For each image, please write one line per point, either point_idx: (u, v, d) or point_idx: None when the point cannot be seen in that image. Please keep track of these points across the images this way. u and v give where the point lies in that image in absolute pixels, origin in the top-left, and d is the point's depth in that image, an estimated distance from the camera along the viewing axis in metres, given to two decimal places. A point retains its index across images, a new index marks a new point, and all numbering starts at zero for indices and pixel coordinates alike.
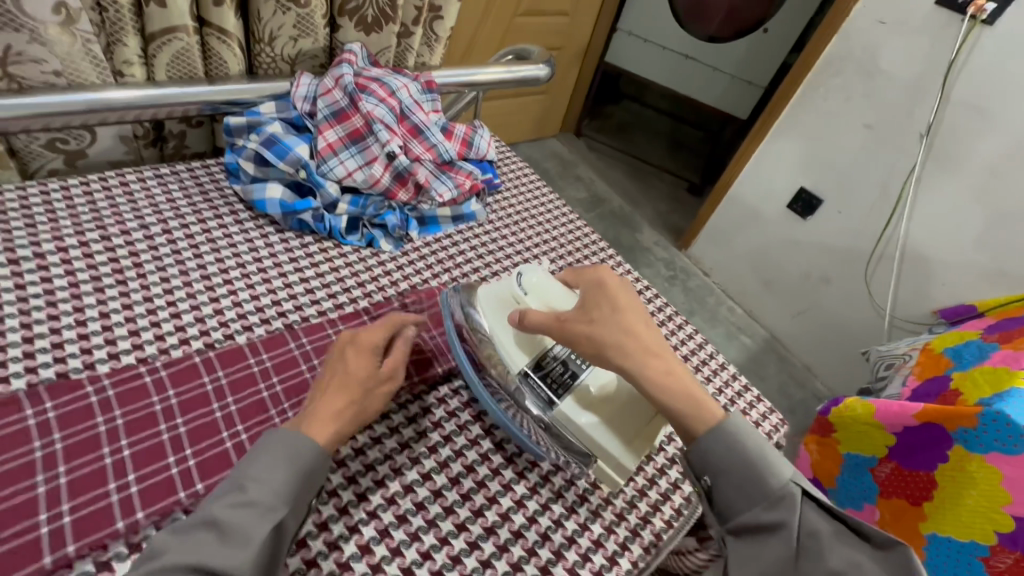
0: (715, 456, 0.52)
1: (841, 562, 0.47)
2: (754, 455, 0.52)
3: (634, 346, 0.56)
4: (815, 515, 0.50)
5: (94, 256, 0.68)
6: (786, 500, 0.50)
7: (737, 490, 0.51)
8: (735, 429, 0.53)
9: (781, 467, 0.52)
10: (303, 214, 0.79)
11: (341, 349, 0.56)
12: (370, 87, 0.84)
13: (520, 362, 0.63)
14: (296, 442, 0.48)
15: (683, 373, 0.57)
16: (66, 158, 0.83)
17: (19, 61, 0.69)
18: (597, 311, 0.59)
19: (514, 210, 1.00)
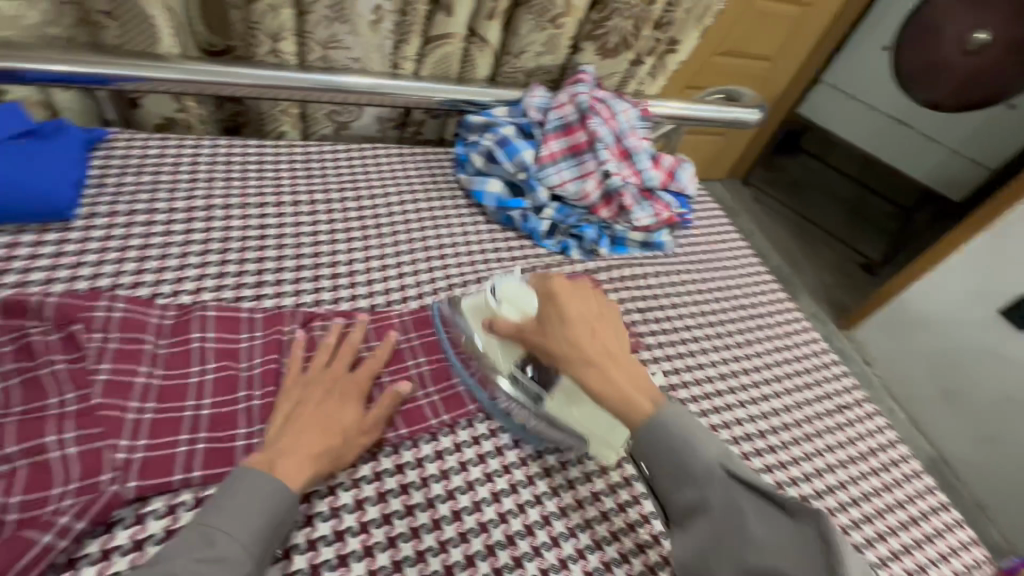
0: (643, 445, 0.51)
1: (771, 535, 0.44)
2: (679, 441, 0.50)
3: (580, 352, 0.55)
4: (755, 500, 0.46)
5: (349, 213, 0.81)
6: (714, 480, 0.47)
7: (668, 475, 0.49)
8: (666, 414, 0.51)
9: (704, 448, 0.49)
10: (513, 212, 0.85)
11: (321, 393, 0.56)
12: (599, 107, 0.88)
13: (507, 365, 0.63)
14: (261, 487, 0.47)
15: (628, 375, 0.55)
16: (335, 127, 1.00)
17: (336, 47, 0.86)
18: (547, 320, 0.59)
19: (702, 249, 0.97)
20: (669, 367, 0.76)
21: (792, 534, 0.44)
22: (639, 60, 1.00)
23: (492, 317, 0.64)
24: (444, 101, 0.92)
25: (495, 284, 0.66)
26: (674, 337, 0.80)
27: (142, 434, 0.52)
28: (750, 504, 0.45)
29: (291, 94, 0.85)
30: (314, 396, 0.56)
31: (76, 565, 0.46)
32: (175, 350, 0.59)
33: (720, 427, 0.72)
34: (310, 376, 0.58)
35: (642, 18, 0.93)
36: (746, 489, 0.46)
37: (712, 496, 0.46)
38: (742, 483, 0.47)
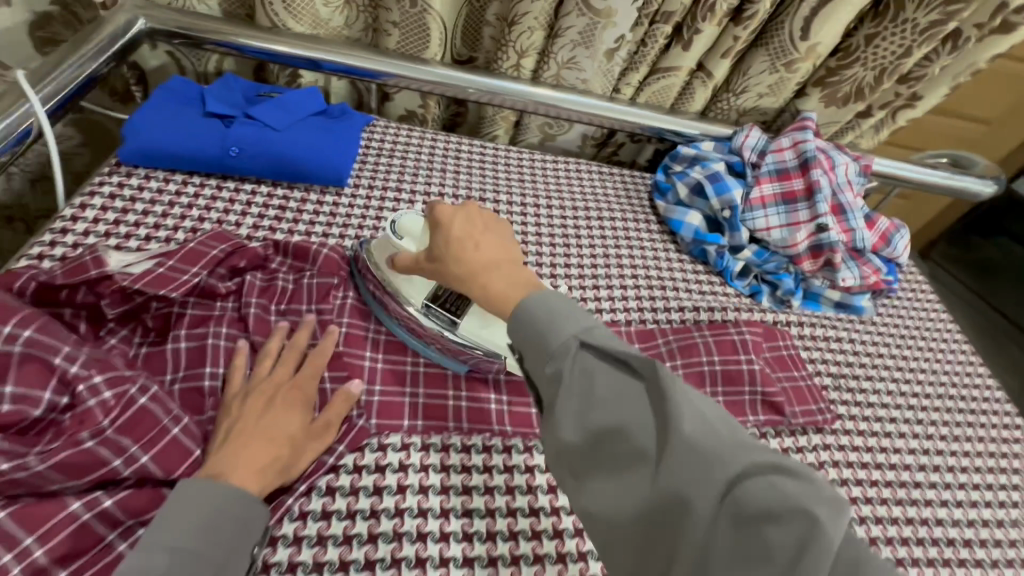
0: (514, 330, 0.42)
1: (617, 395, 0.37)
2: (541, 315, 0.41)
3: (458, 268, 0.49)
4: (603, 364, 0.38)
5: (554, 222, 0.88)
6: (571, 354, 0.39)
7: (529, 349, 0.41)
8: (546, 294, 0.43)
9: (565, 318, 0.40)
10: (709, 246, 0.85)
11: (268, 400, 0.52)
12: (822, 157, 0.85)
13: (419, 297, 0.61)
14: (213, 492, 0.43)
15: (505, 278, 0.46)
16: (542, 137, 1.06)
17: (569, 67, 0.92)
18: (440, 245, 0.51)
19: (906, 322, 0.89)
20: (860, 441, 0.71)
21: (642, 395, 0.37)
22: (869, 111, 0.94)
23: (394, 253, 0.62)
24: (651, 128, 0.94)
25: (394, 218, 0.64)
26: (868, 412, 0.75)
27: (378, 381, 0.60)
28: (593, 363, 0.38)
29: (518, 103, 0.92)
30: (254, 410, 0.51)
31: (338, 470, 0.54)
32: None
33: (917, 521, 0.65)
34: (254, 382, 0.54)
35: (889, 69, 0.86)
36: (599, 354, 0.39)
37: (567, 371, 0.38)
38: (600, 351, 0.39)
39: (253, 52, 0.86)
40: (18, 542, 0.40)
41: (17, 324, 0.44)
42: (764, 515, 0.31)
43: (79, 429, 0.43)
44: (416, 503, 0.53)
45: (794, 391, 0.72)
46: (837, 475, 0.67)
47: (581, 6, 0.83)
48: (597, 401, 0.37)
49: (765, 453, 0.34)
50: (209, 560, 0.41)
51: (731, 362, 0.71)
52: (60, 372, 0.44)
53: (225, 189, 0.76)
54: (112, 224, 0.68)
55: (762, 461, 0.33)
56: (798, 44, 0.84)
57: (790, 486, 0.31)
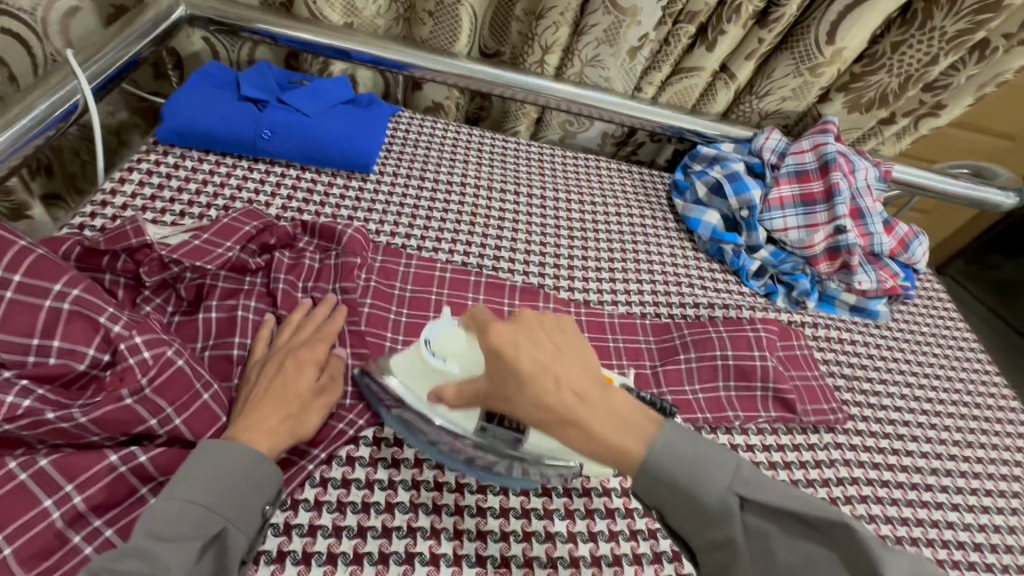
0: (654, 491, 0.43)
1: (797, 558, 0.40)
2: (688, 477, 0.42)
3: (549, 412, 0.43)
4: (766, 522, 0.41)
5: (572, 216, 0.89)
6: (735, 516, 0.41)
7: (685, 516, 0.42)
8: (670, 440, 0.43)
9: (715, 477, 0.42)
10: (726, 245, 0.86)
11: (278, 363, 0.53)
12: (843, 161, 0.86)
13: (472, 422, 0.51)
14: (227, 450, 0.45)
15: (606, 421, 0.43)
16: (563, 135, 1.08)
17: (593, 65, 0.94)
18: (507, 384, 0.45)
19: (922, 328, 0.89)
20: (872, 442, 0.71)
21: (818, 553, 0.39)
22: (892, 118, 0.95)
23: (437, 377, 0.52)
24: (671, 127, 0.95)
25: (425, 337, 0.53)
26: (880, 414, 0.75)
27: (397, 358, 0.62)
28: (758, 523, 0.41)
29: (541, 98, 0.94)
30: (266, 375, 0.52)
31: (358, 441, 0.56)
32: (418, 295, 0.69)
33: (927, 523, 0.66)
34: (273, 350, 0.56)
35: (914, 77, 0.87)
36: (764, 514, 0.41)
37: (737, 534, 0.41)
38: (760, 510, 0.41)
39: (287, 41, 0.88)
40: (58, 488, 0.42)
41: (66, 284, 0.46)
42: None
43: (118, 385, 0.45)
44: (432, 477, 0.55)
45: (807, 390, 0.72)
46: (849, 474, 0.67)
47: (607, 5, 0.85)
48: (782, 570, 0.40)
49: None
50: (221, 513, 0.43)
51: (743, 358, 0.71)
52: (104, 331, 0.46)
53: (256, 171, 0.78)
54: (148, 199, 0.71)
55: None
56: (823, 48, 0.85)
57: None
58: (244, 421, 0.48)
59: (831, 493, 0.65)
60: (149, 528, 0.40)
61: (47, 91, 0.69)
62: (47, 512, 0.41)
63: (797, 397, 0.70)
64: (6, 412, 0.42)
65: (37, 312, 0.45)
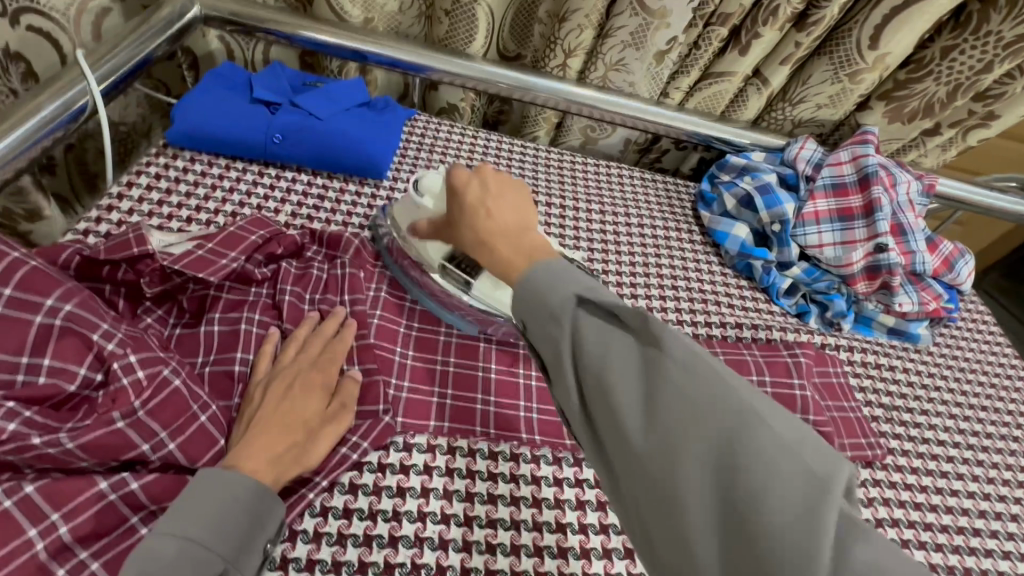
0: (518, 295, 0.39)
1: (613, 350, 0.35)
2: (540, 282, 0.38)
3: (473, 234, 0.47)
4: (596, 320, 0.36)
5: (592, 227, 0.85)
6: (566, 310, 0.36)
7: (525, 314, 0.38)
8: (553, 262, 0.40)
9: (563, 278, 0.38)
10: (755, 261, 0.81)
11: (286, 385, 0.51)
12: (884, 174, 0.80)
13: (435, 257, 0.62)
14: (232, 483, 0.42)
15: (512, 245, 0.44)
16: (584, 140, 1.04)
17: (618, 69, 0.90)
18: (451, 207, 0.51)
19: (967, 355, 0.83)
20: (914, 479, 0.66)
21: (638, 352, 0.34)
22: (937, 128, 0.89)
23: (416, 214, 0.63)
24: (698, 135, 0.90)
25: (420, 179, 0.65)
26: (922, 448, 0.70)
27: (406, 377, 0.59)
28: (588, 319, 0.36)
29: (561, 103, 0.90)
30: (271, 397, 0.50)
31: (362, 467, 0.52)
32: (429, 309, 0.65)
33: (976, 572, 0.60)
34: (277, 368, 0.53)
35: (964, 85, 0.81)
36: (595, 309, 0.36)
37: (564, 329, 0.36)
38: (594, 308, 0.36)
39: (301, 41, 0.86)
40: (44, 517, 0.39)
41: (59, 298, 0.44)
42: (763, 463, 0.29)
43: (109, 408, 0.43)
44: (439, 508, 0.51)
45: (843, 421, 0.67)
46: (888, 514, 0.62)
47: (634, 6, 0.81)
48: (593, 359, 0.34)
49: (786, 420, 0.32)
50: (220, 554, 0.40)
51: (782, 386, 0.66)
52: (96, 350, 0.44)
53: (266, 176, 0.76)
54: (156, 204, 0.68)
55: (781, 427, 0.31)
56: (865, 53, 0.79)
57: (795, 442, 0.30)
58: (241, 448, 0.45)
59: None
60: (140, 570, 0.37)
61: (58, 90, 0.67)
62: (30, 542, 0.38)
63: (833, 430, 0.65)
64: None
65: (27, 329, 0.42)
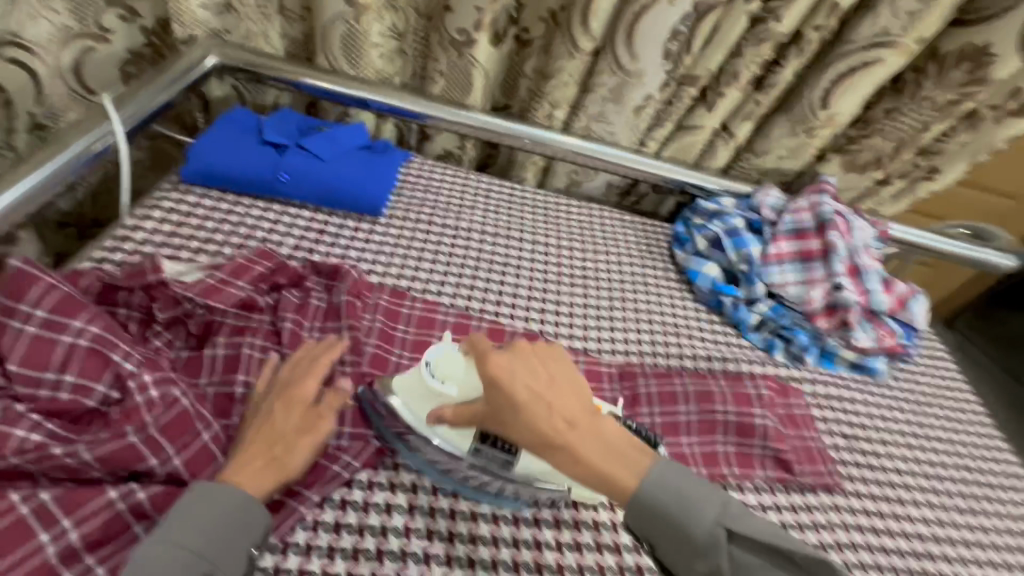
0: (654, 525, 0.44)
1: None
2: (675, 507, 0.44)
3: (540, 436, 0.46)
4: (748, 552, 0.43)
5: (575, 265, 0.91)
6: (720, 545, 0.43)
7: (670, 541, 0.44)
8: (667, 476, 0.45)
9: (707, 510, 0.44)
10: (725, 298, 0.88)
11: (270, 403, 0.54)
12: (840, 220, 0.88)
13: (466, 441, 0.54)
14: (218, 492, 0.46)
15: (595, 447, 0.46)
16: (569, 183, 1.11)
17: (599, 121, 0.98)
18: (500, 409, 0.47)
19: (923, 388, 0.89)
20: (872, 506, 0.70)
21: None
22: (888, 180, 0.97)
23: (437, 400, 0.54)
24: (673, 181, 0.98)
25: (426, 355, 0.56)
26: (881, 476, 0.74)
27: None
28: (745, 556, 0.43)
29: (546, 150, 0.97)
30: (259, 415, 0.53)
31: (352, 484, 0.56)
32: (419, 338, 0.70)
33: None
34: (270, 386, 0.56)
35: (908, 142, 0.90)
36: (752, 546, 0.43)
37: (723, 564, 0.43)
38: (743, 541, 0.43)
39: (309, 89, 0.93)
40: (55, 523, 0.43)
41: (85, 320, 0.48)
42: None
43: (124, 423, 0.47)
44: (423, 525, 0.55)
45: (805, 450, 0.71)
46: (847, 538, 0.66)
47: (613, 66, 0.89)
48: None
49: None
50: (205, 556, 0.43)
51: (746, 415, 0.70)
52: (115, 368, 0.48)
53: (271, 211, 0.82)
54: (167, 236, 0.74)
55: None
56: (819, 112, 0.88)
57: None
58: (239, 461, 0.49)
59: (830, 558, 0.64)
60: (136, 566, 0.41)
61: (84, 132, 0.74)
62: (41, 547, 0.42)
63: (795, 458, 0.69)
64: (19, 445, 0.43)
65: (53, 348, 0.47)
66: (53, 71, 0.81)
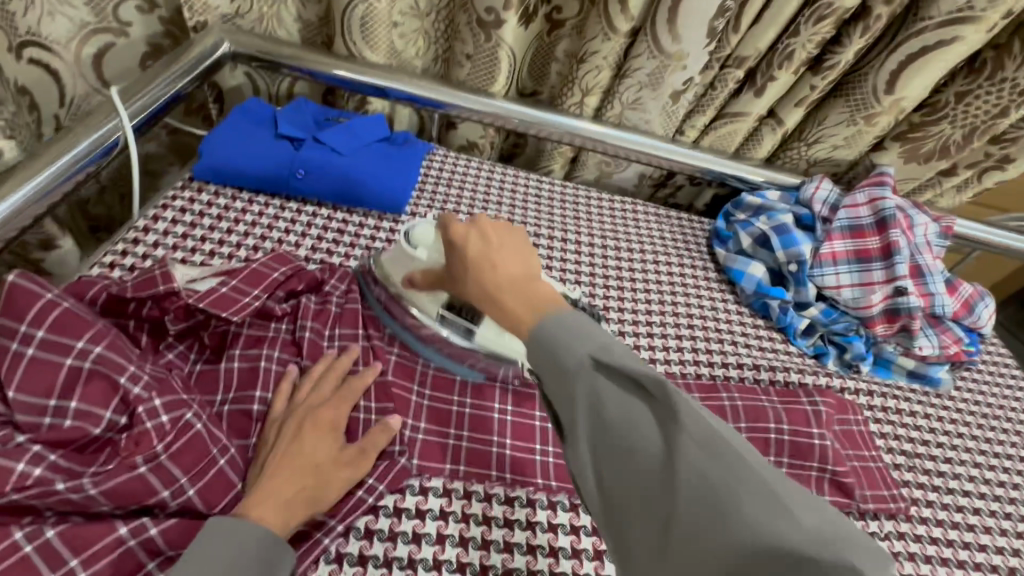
0: (535, 355, 0.39)
1: (630, 421, 0.35)
2: (554, 340, 0.38)
3: (480, 289, 0.46)
4: (615, 387, 0.36)
5: (608, 265, 0.85)
6: (583, 374, 0.36)
7: (543, 371, 0.38)
8: (562, 315, 0.40)
9: (576, 340, 0.38)
10: (772, 300, 0.81)
11: (297, 427, 0.51)
12: (901, 216, 0.80)
13: (434, 307, 0.61)
14: (241, 531, 0.42)
15: (520, 298, 0.43)
16: (599, 174, 1.05)
17: (634, 108, 0.91)
18: (455, 267, 0.50)
19: (989, 399, 0.82)
20: (939, 532, 0.64)
21: (657, 423, 0.34)
22: (952, 170, 0.89)
23: (412, 266, 0.61)
24: (713, 172, 0.91)
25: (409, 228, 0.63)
26: (947, 499, 0.68)
27: (422, 418, 0.58)
28: (603, 385, 0.36)
29: (576, 140, 0.91)
30: (284, 439, 0.50)
31: (378, 511, 0.52)
32: None
33: None
34: (292, 407, 0.53)
35: (979, 129, 0.81)
36: (614, 377, 0.36)
37: (582, 394, 0.36)
38: (611, 373, 0.36)
39: (326, 78, 0.88)
40: (64, 563, 0.39)
41: (89, 340, 0.44)
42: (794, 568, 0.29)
43: (133, 451, 0.43)
44: (455, 556, 0.51)
45: (865, 472, 0.65)
46: (914, 570, 0.60)
47: (652, 48, 0.82)
48: (607, 429, 0.35)
49: (819, 517, 0.31)
50: None
51: (800, 434, 0.64)
52: (122, 393, 0.44)
53: (288, 209, 0.77)
54: (180, 237, 0.70)
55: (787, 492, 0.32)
56: (881, 97, 0.80)
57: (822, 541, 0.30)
58: (258, 492, 0.45)
59: None
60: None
61: (91, 128, 0.69)
62: None
63: (856, 482, 0.63)
64: (17, 481, 0.39)
65: (58, 370, 0.43)
66: (71, 68, 0.80)
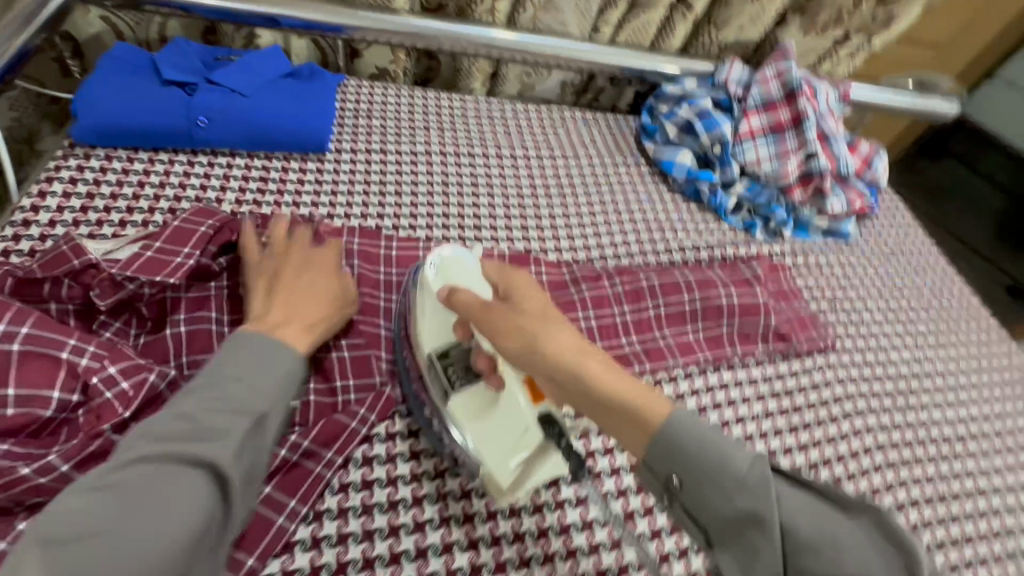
0: (658, 449, 0.41)
1: (825, 539, 0.36)
2: (705, 441, 0.40)
3: (534, 345, 0.45)
4: (796, 497, 0.38)
5: (546, 175, 0.86)
6: (764, 481, 0.38)
7: (694, 474, 0.39)
8: (695, 421, 0.41)
9: (739, 446, 0.40)
10: (702, 184, 0.86)
11: (299, 266, 0.55)
12: (807, 87, 0.86)
13: (431, 342, 0.53)
14: (263, 347, 0.46)
15: (613, 377, 0.44)
16: (521, 87, 1.02)
17: (547, 9, 0.88)
18: (526, 311, 0.47)
19: (888, 242, 0.93)
20: (859, 357, 0.75)
21: (863, 540, 0.36)
22: (846, 37, 0.95)
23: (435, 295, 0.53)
24: (634, 68, 0.91)
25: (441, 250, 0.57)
26: (863, 330, 0.79)
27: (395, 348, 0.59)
28: (790, 495, 0.38)
29: (487, 51, 0.87)
30: (288, 277, 0.54)
31: (371, 440, 0.53)
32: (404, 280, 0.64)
33: (916, 424, 0.71)
34: (286, 249, 0.57)
35: None
36: (797, 488, 0.39)
37: (765, 504, 0.37)
38: (789, 483, 0.39)
39: (203, 11, 0.77)
40: None
41: (13, 321, 0.42)
42: None
43: (97, 423, 0.43)
44: (454, 463, 0.54)
45: (797, 320, 0.74)
46: (844, 391, 0.71)
47: None
48: (808, 546, 0.36)
49: None
50: (261, 398, 0.44)
51: (747, 295, 0.71)
52: (68, 366, 0.43)
53: (198, 162, 0.70)
54: (78, 211, 0.62)
55: None
56: None
57: None
58: (282, 324, 0.49)
59: (830, 412, 0.68)
60: (191, 407, 0.41)
61: None
62: None
63: (790, 329, 0.72)
64: None
65: None
66: None
